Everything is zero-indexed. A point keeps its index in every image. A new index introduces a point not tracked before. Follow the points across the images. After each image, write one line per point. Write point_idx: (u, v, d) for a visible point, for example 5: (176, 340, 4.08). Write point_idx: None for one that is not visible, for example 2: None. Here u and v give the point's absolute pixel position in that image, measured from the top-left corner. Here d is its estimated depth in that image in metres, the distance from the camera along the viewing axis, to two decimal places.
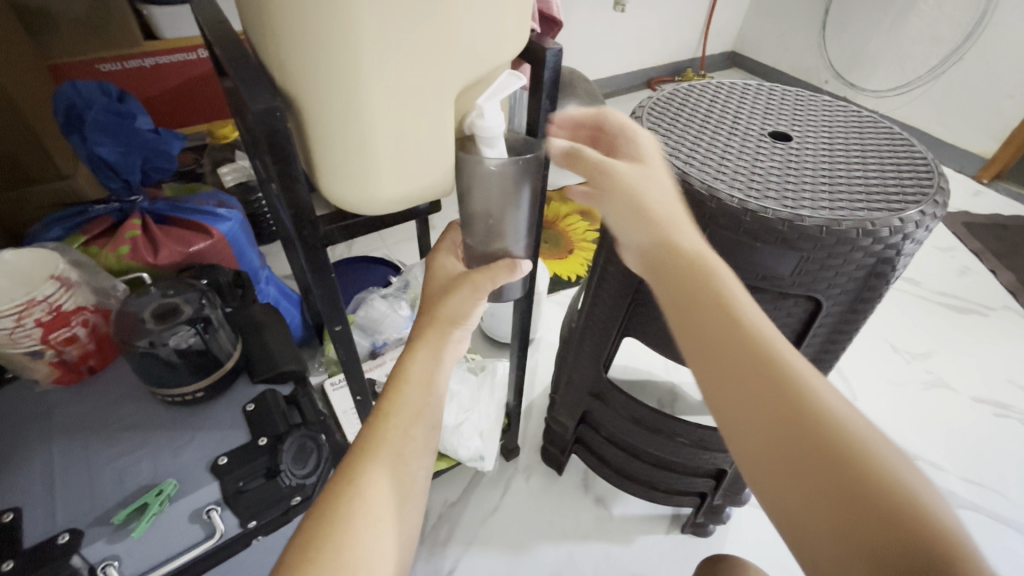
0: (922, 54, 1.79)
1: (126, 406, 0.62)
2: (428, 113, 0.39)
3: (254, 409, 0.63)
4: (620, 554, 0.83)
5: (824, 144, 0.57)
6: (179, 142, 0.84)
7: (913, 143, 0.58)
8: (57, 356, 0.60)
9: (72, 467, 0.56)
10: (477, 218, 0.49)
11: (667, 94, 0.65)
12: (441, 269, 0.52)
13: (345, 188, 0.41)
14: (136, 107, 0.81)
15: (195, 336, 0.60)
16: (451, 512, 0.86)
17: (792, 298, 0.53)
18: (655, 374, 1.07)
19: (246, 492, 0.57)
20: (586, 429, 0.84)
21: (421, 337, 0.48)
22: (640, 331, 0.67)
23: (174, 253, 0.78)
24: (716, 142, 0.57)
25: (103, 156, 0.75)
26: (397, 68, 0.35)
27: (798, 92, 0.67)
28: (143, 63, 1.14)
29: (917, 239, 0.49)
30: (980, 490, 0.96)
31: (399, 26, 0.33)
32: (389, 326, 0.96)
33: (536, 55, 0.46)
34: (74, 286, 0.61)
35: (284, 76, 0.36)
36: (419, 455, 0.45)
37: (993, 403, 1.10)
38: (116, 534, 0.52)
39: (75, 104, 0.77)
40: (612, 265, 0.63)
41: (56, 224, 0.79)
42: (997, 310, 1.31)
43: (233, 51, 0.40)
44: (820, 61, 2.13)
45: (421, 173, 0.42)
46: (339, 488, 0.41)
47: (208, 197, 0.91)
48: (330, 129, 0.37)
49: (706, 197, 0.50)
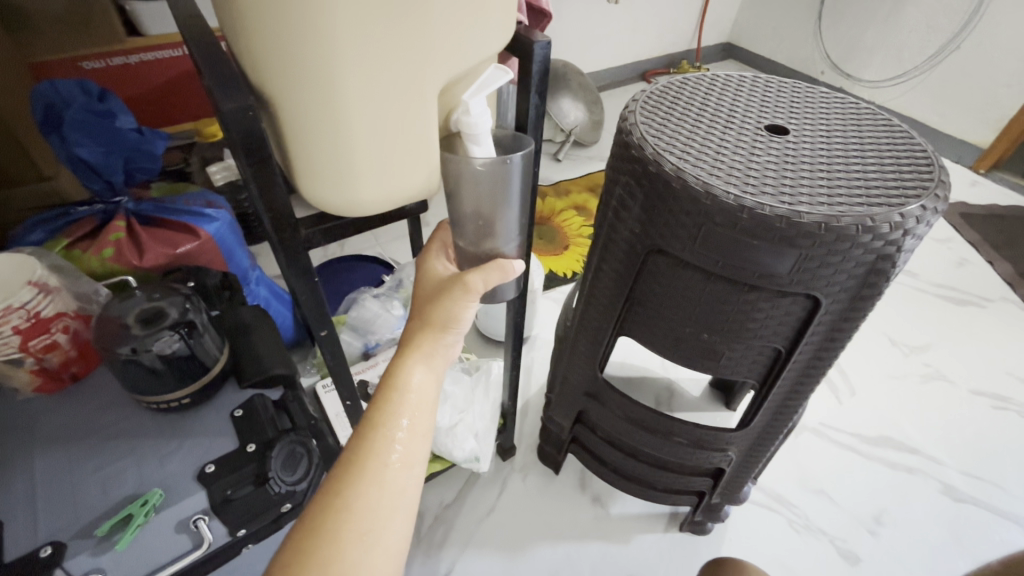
0: (919, 44, 1.78)
1: (110, 414, 0.60)
2: (411, 110, 0.38)
3: (243, 415, 0.61)
4: (618, 553, 0.82)
5: (822, 137, 0.56)
6: (163, 141, 0.81)
7: (913, 135, 0.57)
8: (37, 364, 0.59)
9: (54, 477, 0.55)
10: (466, 217, 0.47)
11: (661, 86, 0.63)
12: (431, 271, 0.50)
13: (326, 191, 0.40)
14: (116, 105, 0.78)
15: (178, 341, 0.58)
16: (447, 514, 0.85)
17: (789, 296, 0.52)
18: (652, 370, 1.06)
19: (235, 501, 0.55)
20: (582, 429, 0.82)
21: (412, 343, 0.46)
22: (636, 330, 0.66)
23: (159, 256, 0.76)
24: (711, 136, 0.55)
25: (83, 157, 0.74)
26: (376, 67, 0.34)
27: (795, 83, 0.66)
28: (128, 60, 1.11)
29: (918, 234, 0.48)
30: (980, 483, 0.95)
31: (377, 22, 0.32)
32: (382, 326, 0.95)
33: (524, 47, 0.44)
34: (53, 292, 0.60)
35: (256, 73, 0.35)
36: (410, 464, 0.43)
37: (992, 395, 1.10)
38: (100, 546, 0.50)
39: (53, 103, 0.74)
40: (606, 263, 0.62)
41: (38, 227, 0.77)
42: (995, 302, 1.31)
43: (206, 48, 0.39)
44: (817, 52, 2.11)
45: (405, 174, 0.41)
46: (325, 500, 0.40)
47: (194, 197, 0.89)
48: (308, 129, 0.36)
49: (701, 194, 0.48)
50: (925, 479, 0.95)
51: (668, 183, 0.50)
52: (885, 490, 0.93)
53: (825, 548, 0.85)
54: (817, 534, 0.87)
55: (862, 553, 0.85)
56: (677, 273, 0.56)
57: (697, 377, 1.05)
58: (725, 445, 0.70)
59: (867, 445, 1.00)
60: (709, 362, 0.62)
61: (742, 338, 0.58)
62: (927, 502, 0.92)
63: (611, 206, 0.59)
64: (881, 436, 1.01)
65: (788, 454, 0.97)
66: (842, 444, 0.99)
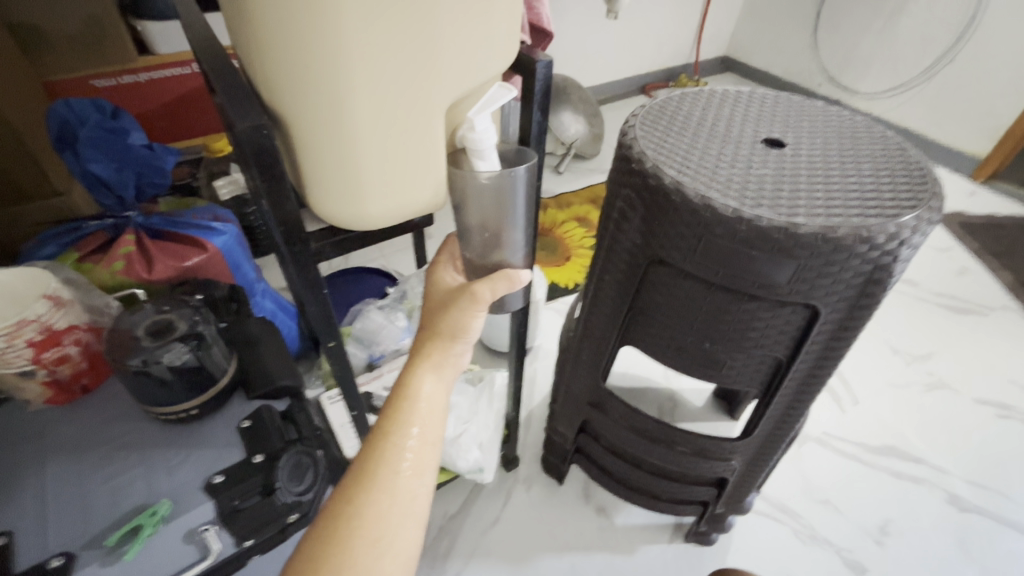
0: (914, 56, 1.80)
1: (120, 426, 0.61)
2: (418, 128, 0.39)
3: (250, 426, 0.62)
4: (623, 564, 0.82)
5: (818, 150, 0.57)
6: (173, 158, 0.84)
7: (907, 147, 0.58)
8: (49, 376, 0.60)
9: (64, 489, 0.55)
10: (473, 230, 0.49)
11: (660, 102, 0.65)
12: (439, 282, 0.51)
13: (335, 206, 0.41)
14: (128, 123, 0.80)
15: (188, 353, 0.60)
16: (451, 525, 0.85)
17: (789, 306, 0.53)
18: (654, 380, 1.06)
19: (243, 511, 0.56)
20: (586, 439, 0.83)
21: (422, 352, 0.47)
22: (639, 340, 0.66)
23: (169, 269, 0.78)
24: (710, 150, 0.57)
25: (96, 173, 0.75)
26: (387, 87, 0.36)
27: (790, 97, 0.67)
28: (138, 78, 1.13)
29: (914, 244, 0.49)
30: (986, 492, 0.95)
31: (385, 46, 0.34)
32: (386, 337, 0.96)
33: (526, 65, 0.45)
34: (66, 305, 0.61)
35: (271, 94, 0.36)
36: (421, 473, 0.43)
37: (996, 404, 1.10)
38: (109, 557, 0.51)
39: (68, 121, 0.76)
40: (608, 273, 0.63)
41: (50, 241, 0.79)
42: (996, 310, 1.31)
43: (222, 68, 0.40)
44: (814, 64, 2.14)
45: (412, 190, 0.42)
46: (338, 508, 0.40)
47: (202, 211, 0.90)
48: (320, 147, 0.37)
49: (701, 206, 0.49)
50: (930, 488, 0.95)
51: (668, 196, 0.51)
52: (891, 500, 0.93)
53: (830, 557, 0.85)
54: (823, 544, 0.87)
55: (869, 563, 0.85)
56: (679, 283, 0.57)
57: (700, 388, 1.05)
58: (729, 454, 0.70)
59: (871, 455, 0.99)
60: (712, 371, 0.63)
61: (745, 347, 0.58)
62: (933, 511, 0.92)
63: (613, 219, 0.60)
64: (885, 446, 1.01)
65: (791, 464, 0.97)
66: (845, 454, 0.99)
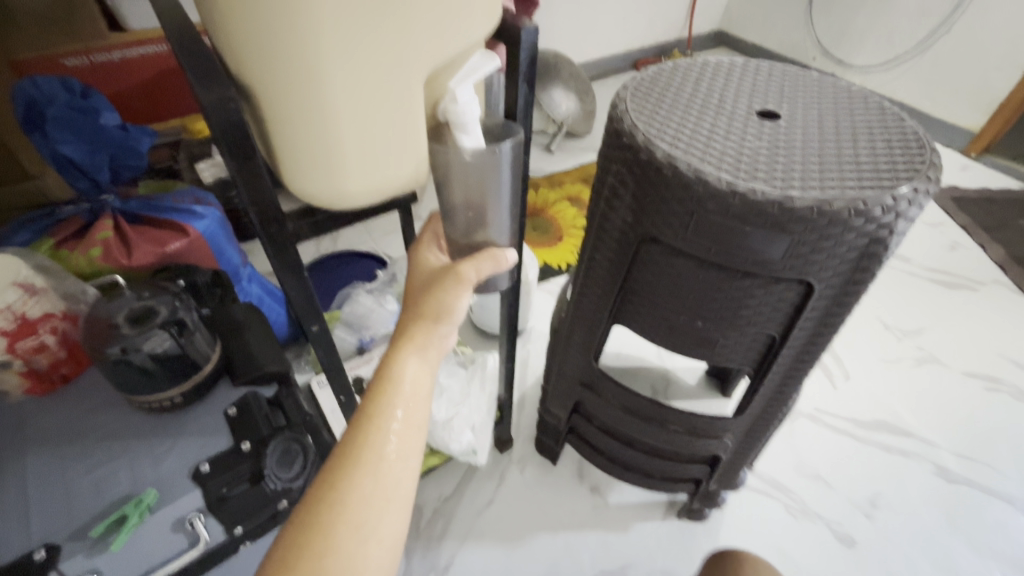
0: (909, 28, 1.77)
1: (102, 415, 0.60)
2: (397, 97, 0.37)
3: (237, 413, 0.60)
4: (617, 542, 0.83)
5: (814, 122, 0.56)
6: (147, 138, 0.81)
7: (903, 117, 0.57)
8: (26, 365, 0.59)
9: (47, 480, 0.54)
10: (457, 208, 0.47)
11: (652, 73, 0.63)
12: (423, 261, 0.50)
13: (311, 183, 0.39)
14: (101, 103, 0.77)
15: (169, 340, 0.58)
16: (445, 507, 0.85)
17: (783, 282, 0.52)
18: (648, 359, 1.06)
19: (231, 499, 0.56)
20: (579, 419, 0.82)
21: (406, 334, 0.46)
22: (630, 319, 0.65)
23: (149, 254, 0.75)
24: (703, 122, 0.55)
25: (67, 154, 0.72)
26: (363, 52, 0.33)
27: (785, 67, 0.66)
28: (111, 57, 1.09)
29: (910, 217, 0.48)
30: (975, 465, 0.96)
31: (360, 11, 0.32)
32: (376, 321, 0.94)
33: (510, 34, 0.43)
34: (40, 293, 0.59)
35: (238, 66, 0.34)
36: (406, 456, 0.42)
37: (984, 377, 1.11)
38: (95, 548, 0.50)
39: (35, 100, 0.72)
40: (600, 252, 0.62)
41: (24, 227, 0.76)
42: (987, 284, 1.32)
43: (186, 40, 0.38)
44: (808, 37, 2.11)
45: (392, 166, 0.40)
46: (319, 493, 0.39)
47: (182, 194, 0.88)
48: (293, 122, 0.35)
49: (694, 180, 0.48)
50: (920, 462, 0.96)
51: (660, 170, 0.50)
52: (881, 474, 0.94)
53: (821, 533, 0.86)
54: (814, 519, 0.87)
55: (858, 536, 0.86)
56: (670, 260, 0.56)
57: (693, 365, 1.05)
58: (721, 432, 0.70)
59: (862, 430, 1.00)
60: (704, 349, 0.62)
61: (736, 325, 0.58)
62: (922, 484, 0.93)
63: (603, 196, 0.59)
64: (876, 421, 1.02)
65: (783, 441, 0.98)
66: (838, 429, 1.00)
